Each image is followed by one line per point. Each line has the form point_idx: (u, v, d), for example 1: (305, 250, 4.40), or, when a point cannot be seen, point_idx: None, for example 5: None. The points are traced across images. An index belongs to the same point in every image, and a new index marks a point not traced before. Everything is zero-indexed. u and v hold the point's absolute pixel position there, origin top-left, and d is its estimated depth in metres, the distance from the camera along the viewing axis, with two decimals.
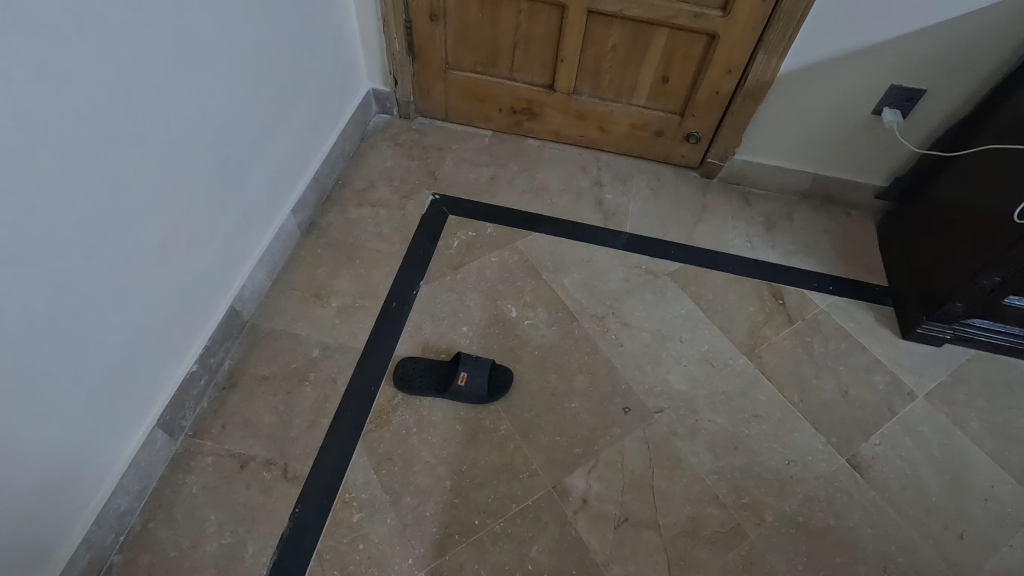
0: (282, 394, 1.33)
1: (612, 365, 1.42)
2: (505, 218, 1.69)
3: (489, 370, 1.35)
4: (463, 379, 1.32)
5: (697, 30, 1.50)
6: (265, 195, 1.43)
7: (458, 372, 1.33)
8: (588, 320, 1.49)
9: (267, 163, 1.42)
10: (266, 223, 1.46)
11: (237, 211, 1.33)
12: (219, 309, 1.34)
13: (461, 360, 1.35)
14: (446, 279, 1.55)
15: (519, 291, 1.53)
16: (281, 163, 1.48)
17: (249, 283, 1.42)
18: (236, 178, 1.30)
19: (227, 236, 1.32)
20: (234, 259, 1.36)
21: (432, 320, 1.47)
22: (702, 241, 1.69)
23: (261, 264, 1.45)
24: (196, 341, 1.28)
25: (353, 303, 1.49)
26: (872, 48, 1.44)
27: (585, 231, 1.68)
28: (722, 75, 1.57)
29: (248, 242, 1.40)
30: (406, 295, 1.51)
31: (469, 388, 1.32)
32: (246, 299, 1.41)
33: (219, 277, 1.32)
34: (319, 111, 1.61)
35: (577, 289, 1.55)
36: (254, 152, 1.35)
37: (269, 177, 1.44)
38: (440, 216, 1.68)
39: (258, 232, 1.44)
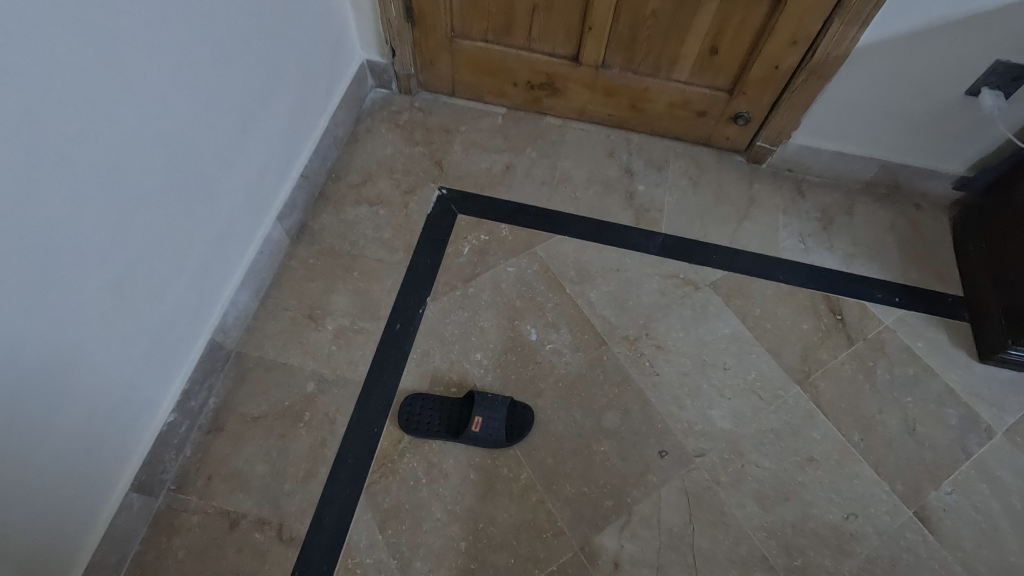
0: (274, 437, 1.18)
1: (647, 399, 1.25)
2: (522, 217, 1.48)
3: (507, 412, 1.19)
4: (478, 426, 1.17)
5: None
6: (244, 205, 1.22)
7: (472, 417, 1.17)
8: (618, 344, 1.31)
9: (245, 171, 1.20)
10: (249, 239, 1.27)
11: (211, 233, 1.13)
12: (201, 345, 1.17)
13: (476, 402, 1.19)
14: (456, 294, 1.36)
15: (539, 309, 1.35)
16: (262, 168, 1.26)
17: (234, 310, 1.24)
18: (208, 194, 1.10)
19: (202, 262, 1.13)
20: (212, 287, 1.18)
21: (441, 345, 1.30)
22: (748, 242, 1.47)
23: (246, 287, 1.27)
24: (175, 386, 1.12)
25: (352, 325, 1.31)
26: (979, 17, 1.17)
27: (614, 232, 1.47)
28: (787, 47, 1.30)
29: (229, 263, 1.22)
30: (411, 314, 1.33)
31: (485, 436, 1.16)
32: (230, 328, 1.24)
33: (198, 311, 1.15)
34: (306, 99, 1.38)
35: (605, 305, 1.36)
36: (228, 161, 1.14)
37: (250, 186, 1.23)
38: (448, 216, 1.47)
39: (240, 251, 1.24)
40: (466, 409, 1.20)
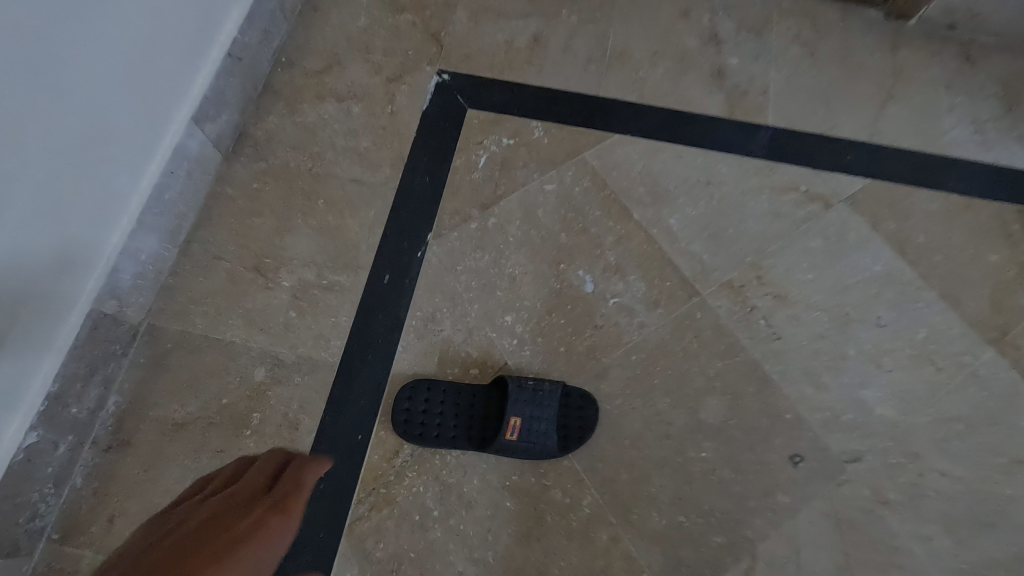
0: (208, 455, 0.78)
1: (766, 378, 0.83)
2: (562, 111, 1.00)
3: (559, 406, 0.79)
4: (517, 432, 0.77)
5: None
6: (121, 101, 0.76)
7: (506, 420, 0.76)
8: (716, 294, 0.88)
9: (109, 46, 0.72)
10: (142, 158, 0.81)
11: (50, 152, 0.67)
12: (72, 331, 0.74)
13: (510, 396, 0.77)
14: (470, 229, 0.92)
15: (595, 247, 0.90)
16: (146, 40, 0.77)
17: (129, 269, 0.81)
18: (24, 82, 0.63)
19: (43, 202, 0.68)
20: (77, 240, 0.73)
21: (452, 307, 0.87)
22: (898, 136, 0.99)
23: (146, 232, 0.83)
24: (32, 400, 0.71)
25: (318, 280, 0.88)
26: None
27: (698, 128, 0.99)
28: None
29: (106, 199, 0.76)
30: (405, 261, 0.90)
31: (528, 446, 0.77)
32: (127, 297, 0.82)
33: (54, 282, 0.71)
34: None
35: (692, 237, 0.91)
36: (63, 25, 0.66)
37: (126, 71, 0.75)
38: (453, 115, 1.00)
39: (126, 178, 0.79)
40: (495, 405, 0.80)
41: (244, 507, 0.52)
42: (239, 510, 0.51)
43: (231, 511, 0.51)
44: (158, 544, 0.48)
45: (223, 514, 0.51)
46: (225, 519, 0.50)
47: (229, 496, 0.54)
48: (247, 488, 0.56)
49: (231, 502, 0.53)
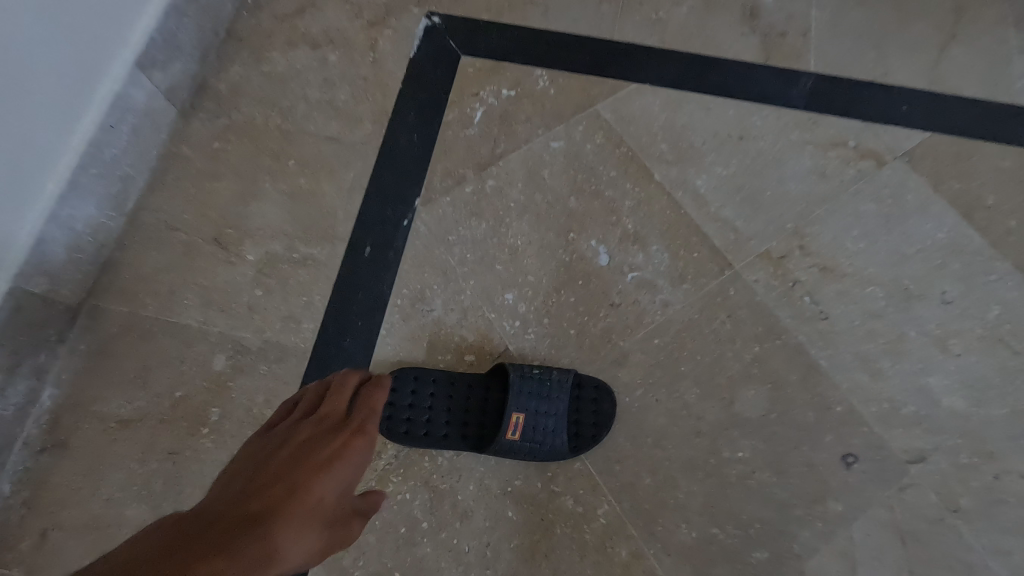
0: (158, 457, 0.67)
1: (812, 364, 0.70)
2: (570, 57, 0.87)
3: (569, 399, 0.67)
4: (520, 431, 0.65)
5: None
6: (39, 41, 0.63)
7: (506, 417, 0.64)
8: (752, 267, 0.75)
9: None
10: (63, 107, 0.67)
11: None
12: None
13: (511, 389, 0.65)
14: (464, 192, 0.79)
15: (610, 213, 0.78)
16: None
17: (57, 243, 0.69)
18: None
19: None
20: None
21: (443, 284, 0.75)
22: (962, 82, 0.85)
23: (78, 199, 0.70)
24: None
25: (288, 254, 0.76)
26: None
27: (729, 76, 0.86)
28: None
29: (18, 155, 0.63)
30: (389, 230, 0.77)
31: (533, 447, 0.65)
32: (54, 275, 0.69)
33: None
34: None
35: (724, 201, 0.78)
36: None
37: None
38: (445, 62, 0.86)
39: (41, 131, 0.65)
40: (494, 397, 0.68)
41: (333, 440, 0.49)
42: (327, 445, 0.48)
43: (320, 443, 0.48)
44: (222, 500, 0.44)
45: (306, 456, 0.47)
46: (321, 455, 0.47)
47: (322, 421, 0.51)
48: (337, 417, 0.51)
49: (323, 433, 0.50)
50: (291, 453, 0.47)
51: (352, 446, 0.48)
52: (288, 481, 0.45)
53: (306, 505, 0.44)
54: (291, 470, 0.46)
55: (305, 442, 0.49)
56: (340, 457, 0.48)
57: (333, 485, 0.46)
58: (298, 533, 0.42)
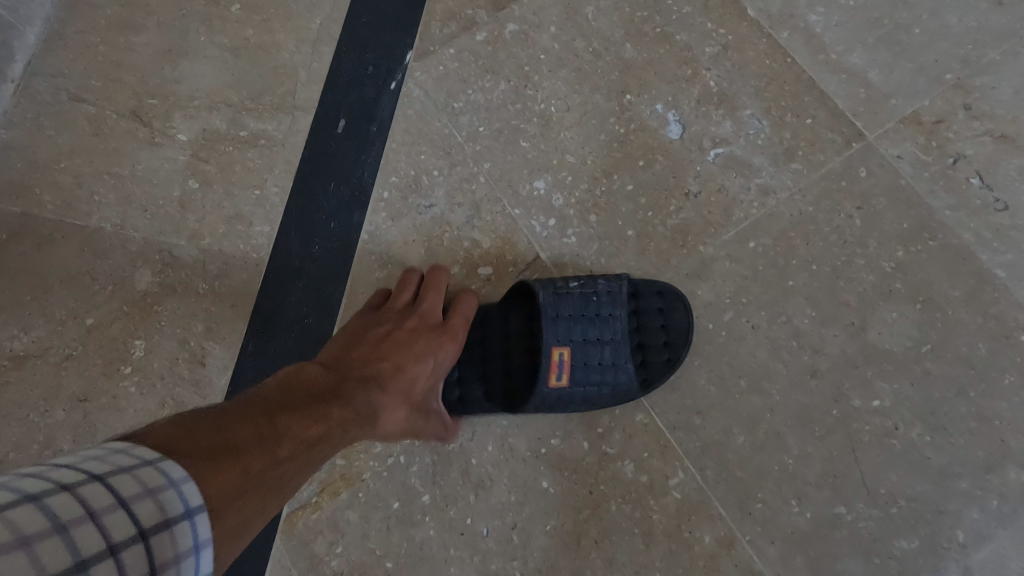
0: (65, 406, 0.50)
1: (985, 276, 0.48)
2: None
3: (626, 312, 0.47)
4: (568, 372, 0.45)
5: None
6: None
7: (545, 355, 0.45)
8: (894, 136, 0.51)
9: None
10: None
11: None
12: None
13: (542, 315, 0.45)
14: (474, 41, 0.56)
15: (683, 63, 0.54)
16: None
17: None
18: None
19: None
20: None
21: (446, 169, 0.53)
22: None
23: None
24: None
25: (230, 130, 0.55)
26: None
27: None
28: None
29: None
30: (369, 95, 0.55)
31: (590, 390, 0.45)
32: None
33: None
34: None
35: (851, 43, 0.54)
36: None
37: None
38: None
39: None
40: (517, 330, 0.47)
41: (433, 339, 0.45)
42: (425, 341, 0.44)
43: (419, 337, 0.44)
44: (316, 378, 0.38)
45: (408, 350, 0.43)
46: (417, 349, 0.44)
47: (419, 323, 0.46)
48: (434, 314, 0.46)
49: (424, 328, 0.45)
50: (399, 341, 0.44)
51: (448, 350, 0.45)
52: (387, 366, 0.42)
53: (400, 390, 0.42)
54: (398, 350, 0.43)
55: (407, 332, 0.45)
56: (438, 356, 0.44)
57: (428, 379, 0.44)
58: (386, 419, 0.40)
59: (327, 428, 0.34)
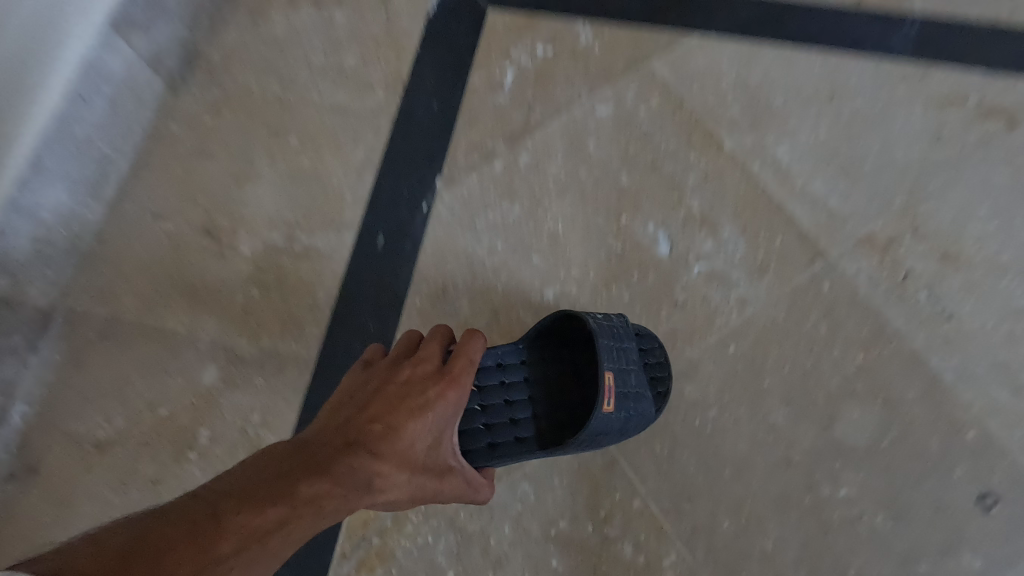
0: (137, 487, 0.57)
1: (935, 378, 0.55)
2: (618, 8, 0.73)
3: (640, 344, 0.53)
4: (614, 400, 0.49)
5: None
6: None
7: (602, 381, 0.48)
8: (853, 255, 0.60)
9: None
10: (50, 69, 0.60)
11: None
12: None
13: (597, 342, 0.50)
14: (493, 170, 0.66)
15: (670, 190, 0.64)
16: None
17: (42, 223, 0.61)
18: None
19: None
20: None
21: (469, 279, 0.62)
22: None
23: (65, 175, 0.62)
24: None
25: (287, 244, 0.65)
26: None
27: (811, 22, 0.70)
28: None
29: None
30: (404, 215, 0.65)
31: (625, 418, 0.50)
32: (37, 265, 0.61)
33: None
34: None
35: (812, 173, 0.63)
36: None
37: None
38: (471, 16, 0.74)
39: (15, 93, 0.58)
40: (535, 372, 0.53)
41: (429, 389, 0.45)
42: (422, 394, 0.45)
43: (415, 390, 0.45)
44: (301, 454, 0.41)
45: (404, 404, 0.44)
46: (413, 402, 0.44)
47: (417, 374, 0.46)
48: (433, 364, 0.47)
49: (421, 379, 0.46)
50: (393, 396, 0.44)
51: (447, 399, 0.45)
52: (380, 424, 0.43)
53: (393, 448, 0.43)
54: (393, 404, 0.44)
55: (404, 384, 0.46)
56: (433, 408, 0.44)
57: (425, 434, 0.44)
58: (376, 483, 0.42)
59: (293, 512, 0.38)
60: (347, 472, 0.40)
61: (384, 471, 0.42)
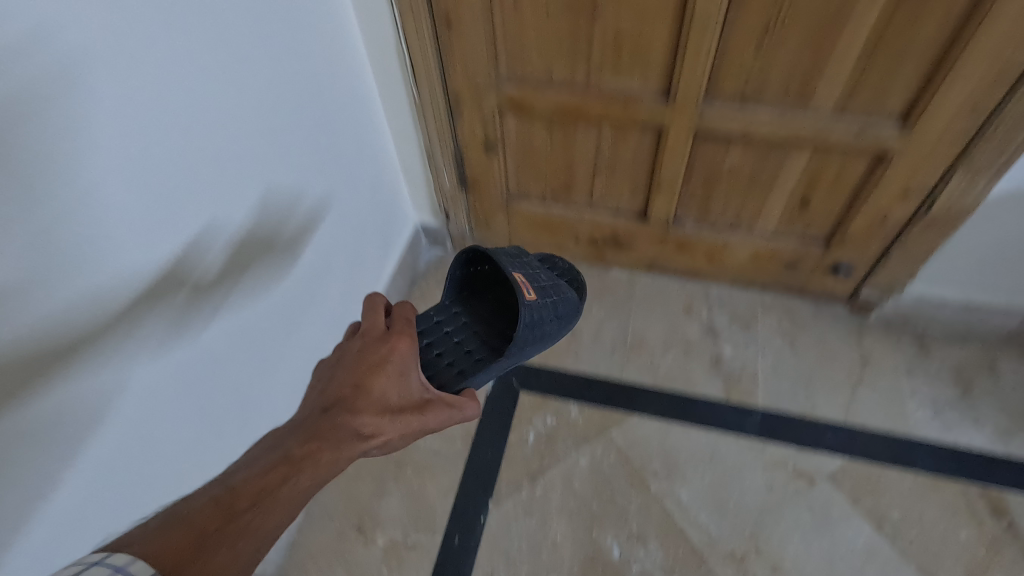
0: None
1: None
2: (593, 394, 1.30)
3: (531, 262, 1.08)
4: (530, 292, 0.91)
5: (871, 124, 0.98)
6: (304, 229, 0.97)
7: (511, 277, 0.92)
8: (723, 564, 1.08)
9: (160, 51, 0.62)
10: (202, 204, 0.73)
11: (53, 139, 0.53)
12: (61, 437, 0.62)
13: (502, 265, 0.95)
14: (521, 497, 1.17)
15: (621, 516, 1.14)
16: (203, 71, 0.69)
17: (224, 396, 0.88)
18: (35, 49, 0.50)
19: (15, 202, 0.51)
20: (80, 291, 0.60)
21: (507, 569, 1.10)
22: (869, 419, 1.23)
23: (237, 356, 0.88)
24: (101, 526, 0.72)
25: (404, 539, 1.14)
26: None
27: (701, 409, 1.26)
28: (915, 178, 1.04)
29: (138, 242, 0.65)
30: (470, 523, 1.15)
31: (552, 308, 0.95)
32: (210, 424, 0.87)
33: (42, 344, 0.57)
34: (314, 62, 0.93)
35: (700, 508, 1.14)
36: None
37: (185, 91, 0.66)
38: (510, 394, 1.31)
39: (180, 226, 0.70)
40: (490, 309, 1.00)
41: (381, 347, 0.76)
42: (379, 350, 0.76)
43: (374, 352, 0.75)
44: (303, 428, 0.68)
45: (367, 363, 0.74)
46: (375, 360, 0.75)
47: (366, 346, 0.76)
48: (379, 328, 0.79)
49: (372, 343, 0.77)
50: (356, 363, 0.74)
51: (398, 346, 0.76)
52: (354, 385, 0.72)
53: (369, 390, 0.72)
54: (359, 369, 0.73)
55: (361, 350, 0.76)
56: (388, 360, 0.75)
57: (389, 386, 0.74)
58: (364, 419, 0.70)
59: (303, 460, 0.64)
60: (339, 426, 0.68)
61: (366, 408, 0.71)
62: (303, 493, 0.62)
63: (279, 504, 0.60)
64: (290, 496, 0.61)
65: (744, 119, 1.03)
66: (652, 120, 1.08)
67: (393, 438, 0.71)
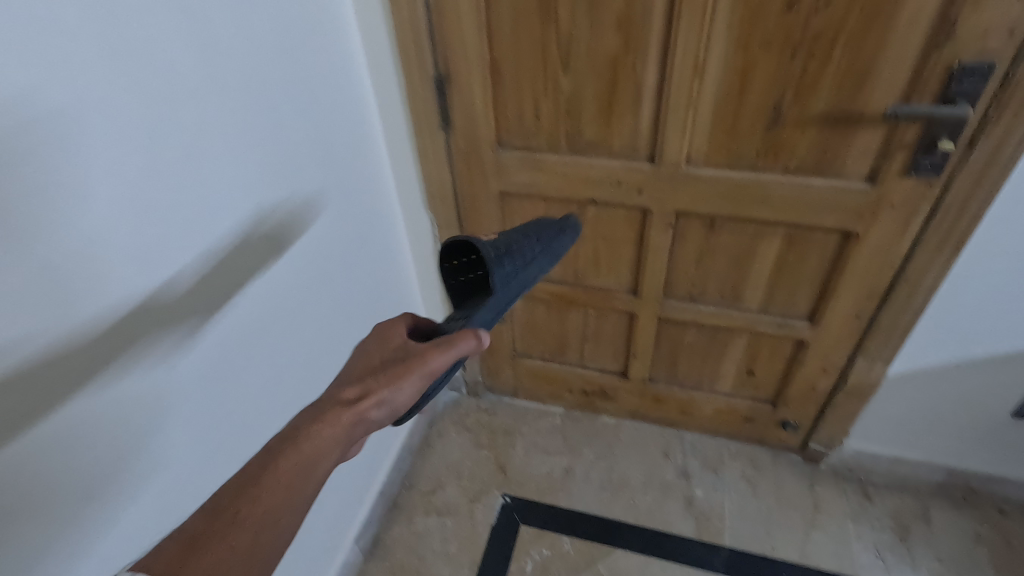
0: None
1: None
2: (582, 528, 1.51)
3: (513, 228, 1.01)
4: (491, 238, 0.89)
5: (788, 320, 1.30)
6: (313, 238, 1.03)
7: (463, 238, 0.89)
8: None
9: (153, 78, 0.67)
10: (214, 213, 0.78)
11: (46, 169, 0.56)
12: (82, 453, 0.65)
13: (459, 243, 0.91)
14: None
15: None
16: (196, 83, 0.72)
17: (235, 398, 0.89)
18: (25, 93, 0.54)
19: (16, 234, 0.55)
20: (89, 309, 0.63)
21: None
22: (820, 559, 1.42)
23: (243, 360, 0.90)
24: (136, 533, 0.76)
25: None
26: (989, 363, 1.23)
27: (676, 545, 1.47)
28: (828, 360, 1.34)
29: (156, 251, 0.70)
30: None
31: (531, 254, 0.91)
32: (217, 438, 0.87)
33: (48, 367, 0.59)
34: (323, 103, 1.01)
35: None
36: (105, 24, 0.60)
37: (188, 117, 0.72)
38: (511, 526, 1.53)
39: (188, 239, 0.75)
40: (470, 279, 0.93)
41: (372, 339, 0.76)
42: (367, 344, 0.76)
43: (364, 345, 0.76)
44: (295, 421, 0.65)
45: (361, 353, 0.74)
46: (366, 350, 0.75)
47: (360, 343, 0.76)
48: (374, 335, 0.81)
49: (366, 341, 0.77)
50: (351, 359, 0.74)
51: (383, 333, 0.77)
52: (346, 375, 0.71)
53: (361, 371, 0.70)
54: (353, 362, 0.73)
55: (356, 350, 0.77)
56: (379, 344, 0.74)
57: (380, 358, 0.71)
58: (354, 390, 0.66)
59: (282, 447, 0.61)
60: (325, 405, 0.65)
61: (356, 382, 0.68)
62: (289, 477, 0.59)
63: (267, 492, 0.58)
64: (278, 480, 0.59)
65: (694, 311, 1.36)
66: (625, 307, 1.42)
67: (390, 396, 0.66)
